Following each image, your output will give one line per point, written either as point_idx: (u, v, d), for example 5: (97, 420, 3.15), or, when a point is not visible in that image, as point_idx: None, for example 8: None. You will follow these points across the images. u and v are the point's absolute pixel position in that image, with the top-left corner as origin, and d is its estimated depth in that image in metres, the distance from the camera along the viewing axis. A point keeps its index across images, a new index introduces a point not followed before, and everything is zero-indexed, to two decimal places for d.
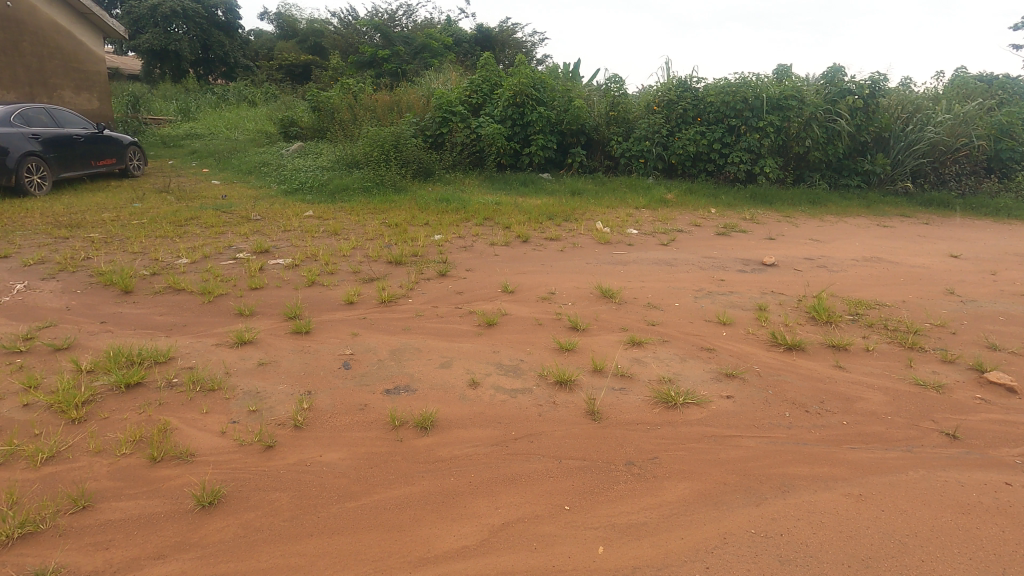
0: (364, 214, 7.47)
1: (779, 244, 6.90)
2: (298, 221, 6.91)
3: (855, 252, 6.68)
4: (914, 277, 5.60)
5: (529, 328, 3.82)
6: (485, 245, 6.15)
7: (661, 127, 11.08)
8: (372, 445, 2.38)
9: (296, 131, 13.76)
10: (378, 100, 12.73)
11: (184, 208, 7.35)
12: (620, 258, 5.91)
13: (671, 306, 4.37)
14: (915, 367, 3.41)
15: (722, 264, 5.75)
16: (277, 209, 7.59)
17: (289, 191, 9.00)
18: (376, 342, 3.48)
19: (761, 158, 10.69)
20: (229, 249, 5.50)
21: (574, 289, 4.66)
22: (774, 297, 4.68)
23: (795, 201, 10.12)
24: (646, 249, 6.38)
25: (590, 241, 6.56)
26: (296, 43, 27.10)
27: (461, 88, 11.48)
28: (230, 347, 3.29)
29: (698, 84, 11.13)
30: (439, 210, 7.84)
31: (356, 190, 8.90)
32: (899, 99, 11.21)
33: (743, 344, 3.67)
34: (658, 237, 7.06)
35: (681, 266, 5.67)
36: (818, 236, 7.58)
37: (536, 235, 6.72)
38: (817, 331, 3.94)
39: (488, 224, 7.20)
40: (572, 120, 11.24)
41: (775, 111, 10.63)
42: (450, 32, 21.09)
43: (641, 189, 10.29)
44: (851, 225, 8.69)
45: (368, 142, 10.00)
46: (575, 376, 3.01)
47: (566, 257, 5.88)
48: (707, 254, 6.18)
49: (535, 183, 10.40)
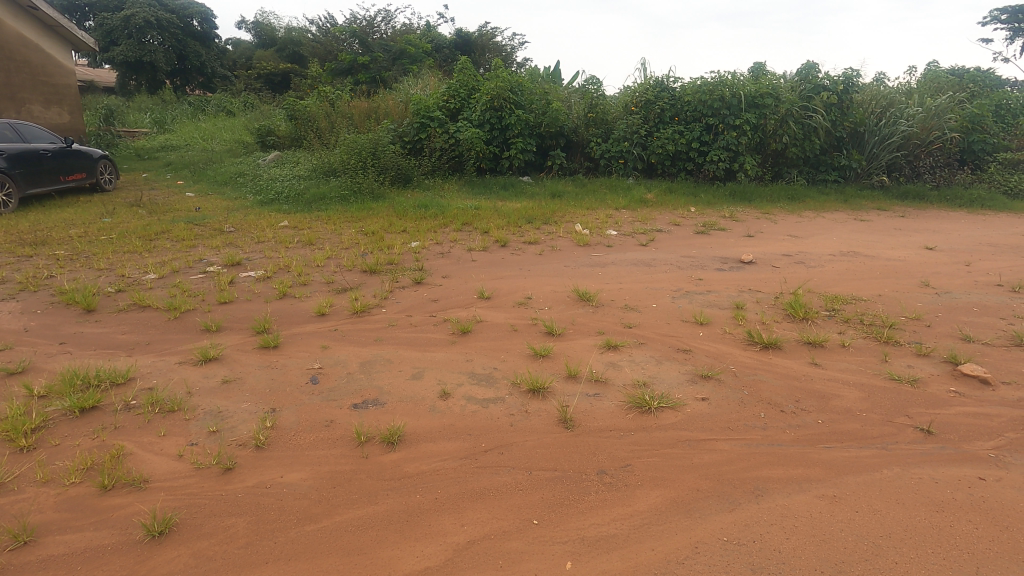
0: (340, 223, 7.37)
1: (758, 241, 6.92)
2: (273, 231, 6.80)
3: (833, 247, 6.72)
4: (890, 270, 5.64)
5: (504, 334, 3.77)
6: (463, 250, 6.10)
7: (639, 128, 11.11)
8: (336, 463, 2.30)
9: (274, 140, 13.62)
10: (355, 107, 12.62)
11: (155, 222, 7.21)
12: (599, 260, 5.89)
13: (648, 308, 4.34)
14: (890, 362, 3.40)
15: (701, 263, 5.74)
16: (252, 220, 7.47)
17: (265, 201, 8.87)
18: (346, 355, 3.40)
19: (740, 156, 10.75)
20: (199, 262, 5.39)
21: (552, 293, 4.61)
22: (751, 295, 4.67)
23: (774, 198, 10.19)
24: (625, 250, 6.36)
25: (569, 244, 6.53)
26: (274, 52, 26.89)
27: (439, 93, 11.40)
28: (194, 364, 3.20)
29: (675, 83, 11.18)
30: (417, 217, 7.77)
31: (334, 199, 8.80)
32: (873, 95, 11.36)
33: (720, 344, 3.65)
34: (637, 237, 7.05)
35: (660, 266, 5.66)
36: (797, 232, 7.62)
37: (515, 239, 6.67)
38: (794, 328, 3.93)
39: (467, 229, 7.14)
40: (550, 122, 11.22)
41: (752, 109, 10.71)
42: (429, 37, 21.05)
43: (621, 189, 10.29)
44: (829, 220, 8.76)
45: (345, 150, 9.89)
46: (548, 384, 2.95)
47: (545, 260, 5.83)
48: (686, 253, 6.18)
49: (516, 186, 10.37)
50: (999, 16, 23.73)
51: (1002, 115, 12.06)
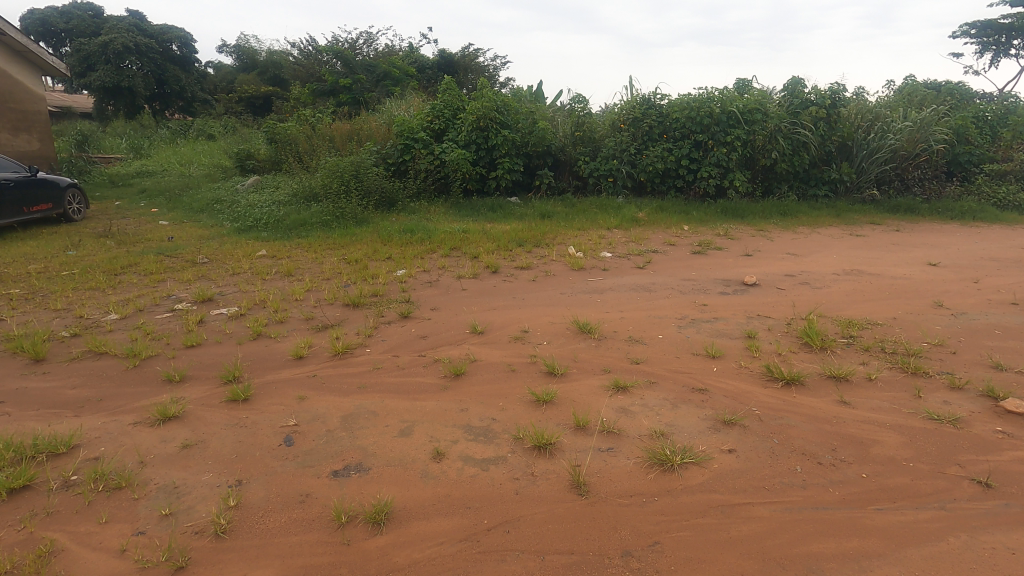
0: (322, 251, 7.02)
1: (757, 261, 6.70)
2: (249, 262, 6.42)
3: (835, 265, 6.50)
4: (898, 289, 5.41)
5: (501, 377, 3.43)
6: (452, 278, 5.77)
7: (628, 145, 10.96)
8: (312, 554, 1.94)
9: (253, 164, 13.27)
10: (337, 129, 12.33)
11: (124, 254, 6.79)
12: (596, 285, 5.58)
13: (654, 340, 4.04)
14: (924, 398, 3.12)
15: (703, 286, 5.47)
16: (228, 250, 7.09)
17: (243, 228, 8.49)
18: (326, 407, 3.03)
19: (730, 172, 10.62)
20: (167, 299, 5.00)
21: (549, 326, 4.29)
22: (761, 322, 4.39)
23: (767, 214, 10.04)
24: (622, 273, 6.08)
25: (563, 268, 6.24)
26: (256, 75, 26.61)
27: (423, 114, 11.15)
28: (150, 425, 2.80)
29: (662, 100, 11.06)
30: (403, 242, 7.44)
31: (315, 225, 8.44)
32: (859, 108, 11.35)
33: (738, 382, 3.33)
34: (633, 259, 6.78)
35: (661, 290, 5.37)
36: (794, 250, 7.42)
37: (506, 264, 6.36)
38: (813, 360, 3.64)
39: (455, 254, 6.82)
40: (537, 141, 11.01)
41: (741, 125, 10.63)
42: (412, 58, 20.94)
43: (611, 209, 10.07)
44: (824, 236, 8.60)
45: (326, 173, 9.56)
46: (555, 438, 2.61)
47: (539, 288, 5.52)
48: (686, 275, 5.91)
49: (504, 207, 10.10)
50: (967, 30, 24.41)
51: (985, 127, 12.13)
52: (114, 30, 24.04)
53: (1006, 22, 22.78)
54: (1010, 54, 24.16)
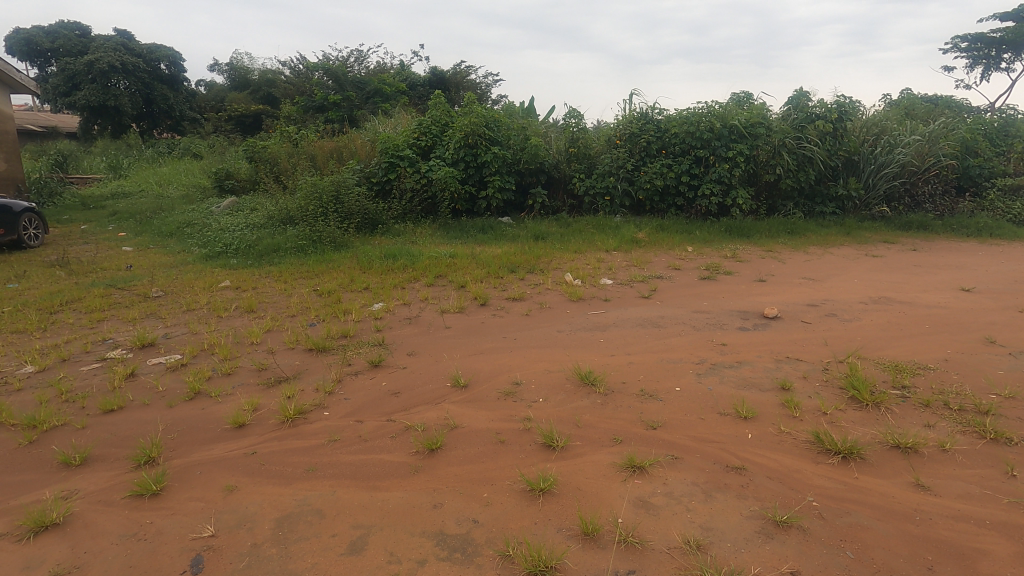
0: (293, 281, 6.37)
1: (773, 287, 6.10)
2: (208, 295, 5.75)
3: (860, 291, 5.90)
4: (938, 321, 4.79)
5: (487, 452, 2.75)
6: (434, 313, 5.10)
7: (625, 162, 10.42)
8: None
9: (232, 184, 12.64)
10: (319, 146, 11.74)
11: (70, 286, 6.11)
12: (598, 320, 4.93)
13: (671, 394, 3.39)
14: (1021, 478, 2.47)
15: (719, 320, 4.84)
16: (189, 280, 6.43)
17: (210, 255, 7.83)
18: (257, 503, 2.35)
19: (733, 189, 10.07)
20: (102, 344, 4.30)
21: (545, 376, 3.63)
22: (793, 367, 3.76)
23: (773, 233, 9.50)
24: (626, 304, 5.44)
25: (560, 298, 5.61)
26: (247, 93, 26.09)
27: (409, 131, 10.59)
28: (17, 540, 2.14)
29: (660, 114, 10.58)
30: (383, 269, 6.79)
31: (289, 250, 7.79)
32: (865, 122, 10.88)
33: (781, 454, 2.68)
34: (637, 287, 6.14)
35: (671, 326, 4.73)
36: (811, 274, 6.84)
37: (496, 294, 5.72)
38: (868, 421, 2.99)
39: (440, 283, 6.17)
40: (529, 158, 10.44)
41: (743, 140, 10.14)
42: (403, 75, 20.51)
43: (609, 229, 9.49)
44: (838, 256, 8.03)
45: (304, 194, 8.93)
46: (557, 559, 1.96)
47: (533, 323, 4.88)
48: (698, 306, 5.29)
49: (495, 228, 9.50)
50: (958, 44, 24.37)
51: (995, 139, 11.68)
52: (101, 49, 23.48)
53: (996, 36, 22.71)
54: (1002, 68, 24.07)
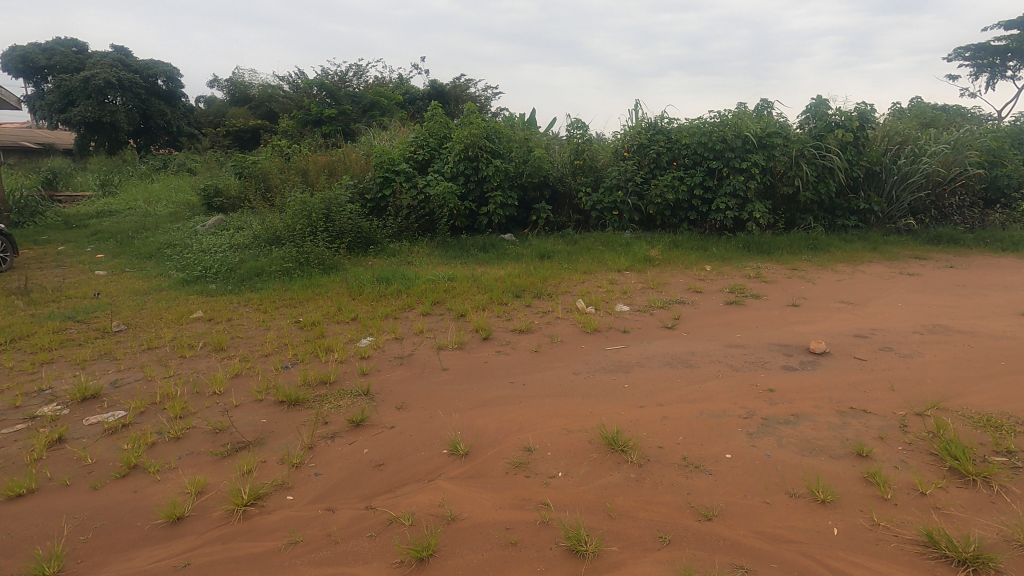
0: (274, 311, 5.73)
1: (811, 314, 5.46)
2: (176, 329, 5.10)
3: (910, 318, 5.26)
4: (1013, 356, 4.13)
5: (495, 562, 2.11)
6: (429, 350, 4.44)
7: (634, 174, 9.80)
8: None
9: (221, 201, 12.06)
10: (312, 162, 11.17)
11: (24, 319, 5.47)
12: (618, 357, 4.27)
13: (722, 464, 2.73)
14: None
15: (759, 358, 4.20)
16: (157, 310, 5.79)
17: (188, 280, 7.20)
18: None
19: (749, 203, 9.45)
20: (35, 396, 3.64)
21: (564, 438, 2.98)
22: (863, 423, 3.10)
23: (795, 249, 8.90)
24: (648, 336, 4.80)
25: (572, 329, 4.96)
26: (246, 107, 25.64)
27: (405, 144, 10.01)
28: None
29: (670, 124, 10.00)
30: (375, 295, 6.15)
31: (274, 274, 7.15)
32: (886, 131, 10.30)
33: (882, 565, 2.03)
34: (658, 315, 5.48)
35: (705, 365, 4.07)
36: (847, 296, 6.20)
37: (500, 326, 5.07)
38: (983, 507, 2.33)
39: (437, 312, 5.53)
40: (533, 172, 9.83)
41: (759, 150, 9.55)
42: (402, 89, 20.08)
43: (618, 246, 8.87)
44: (870, 276, 7.40)
45: (292, 213, 8.31)
46: None
47: (544, 362, 4.22)
48: (731, 339, 4.64)
49: (497, 246, 8.88)
50: (962, 54, 24.03)
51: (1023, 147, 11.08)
52: (97, 65, 23.00)
53: (1001, 44, 22.31)
54: (1007, 76, 23.68)
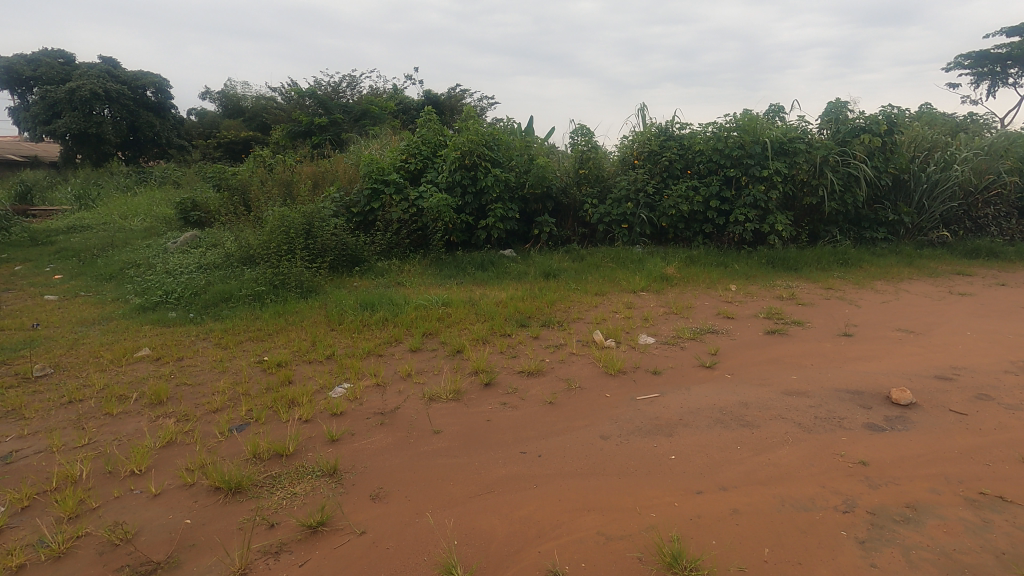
0: (237, 347, 4.85)
1: (871, 347, 4.63)
2: (112, 373, 4.20)
3: (991, 352, 4.43)
4: None
5: None
6: (418, 403, 3.57)
7: (645, 183, 9.01)
8: None
9: (198, 215, 11.18)
10: (297, 173, 10.34)
11: None
12: (655, 412, 3.42)
13: None
14: None
15: (833, 412, 3.35)
16: (98, 347, 4.89)
17: (145, 307, 6.30)
18: None
19: (770, 214, 8.66)
20: None
21: (604, 555, 2.12)
22: (1014, 524, 2.26)
23: (824, 265, 8.10)
24: (686, 380, 3.94)
25: (592, 371, 4.10)
26: (242, 120, 24.53)
27: (395, 152, 9.15)
28: None
29: (682, 130, 9.23)
30: (358, 325, 5.28)
31: (244, 299, 6.27)
32: (914, 136, 9.56)
33: None
34: (692, 349, 4.62)
35: (766, 425, 3.21)
36: (903, 322, 5.38)
37: (504, 367, 4.20)
38: None
39: (428, 347, 4.67)
40: (535, 182, 9.00)
41: (781, 157, 8.74)
42: (397, 99, 19.36)
43: (630, 262, 8.05)
44: (916, 295, 6.60)
45: (268, 229, 7.44)
46: None
47: (563, 419, 3.35)
48: (790, 384, 3.79)
49: (497, 263, 8.04)
50: (963, 64, 23.59)
51: None
52: (83, 76, 22.16)
53: (1001, 52, 21.75)
54: (1009, 84, 23.21)
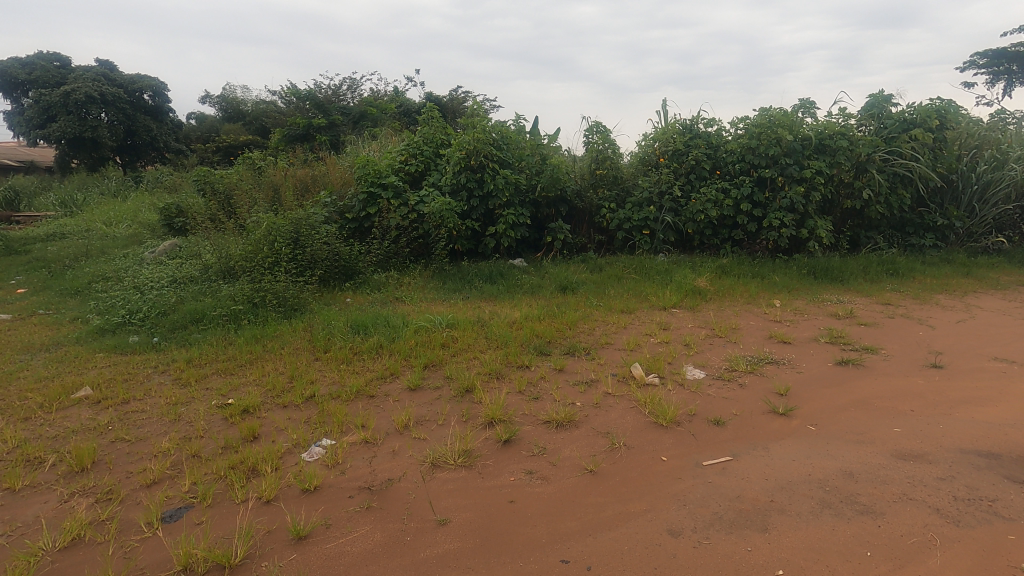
0: (200, 384, 4.01)
1: (976, 384, 3.76)
2: (34, 425, 3.35)
3: None
4: None
5: None
6: (417, 472, 2.72)
7: (668, 185, 8.17)
8: None
9: (183, 222, 10.36)
10: (288, 177, 9.51)
11: None
12: (736, 488, 2.55)
13: None
14: None
15: (978, 489, 2.48)
16: (32, 385, 4.04)
17: (104, 330, 5.45)
18: None
19: (809, 218, 7.81)
20: None
21: None
22: None
23: (873, 275, 7.25)
24: (762, 435, 3.07)
25: (637, 420, 3.25)
26: (242, 124, 23.85)
27: (394, 152, 8.33)
28: None
29: (709, 127, 8.41)
30: (348, 353, 4.43)
31: (218, 319, 5.43)
32: (961, 132, 8.70)
33: None
34: (755, 386, 3.76)
35: (894, 512, 2.34)
36: (995, 348, 4.51)
37: (526, 414, 3.34)
38: None
39: (430, 384, 3.83)
40: (549, 184, 8.17)
41: (820, 155, 7.89)
42: (399, 102, 18.67)
43: (656, 273, 7.20)
44: (992, 312, 5.73)
45: (249, 239, 6.60)
46: None
47: (612, 498, 2.49)
48: (899, 442, 2.92)
49: (506, 275, 7.20)
50: (981, 63, 22.77)
51: None
52: (80, 79, 21.44)
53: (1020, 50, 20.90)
54: None
